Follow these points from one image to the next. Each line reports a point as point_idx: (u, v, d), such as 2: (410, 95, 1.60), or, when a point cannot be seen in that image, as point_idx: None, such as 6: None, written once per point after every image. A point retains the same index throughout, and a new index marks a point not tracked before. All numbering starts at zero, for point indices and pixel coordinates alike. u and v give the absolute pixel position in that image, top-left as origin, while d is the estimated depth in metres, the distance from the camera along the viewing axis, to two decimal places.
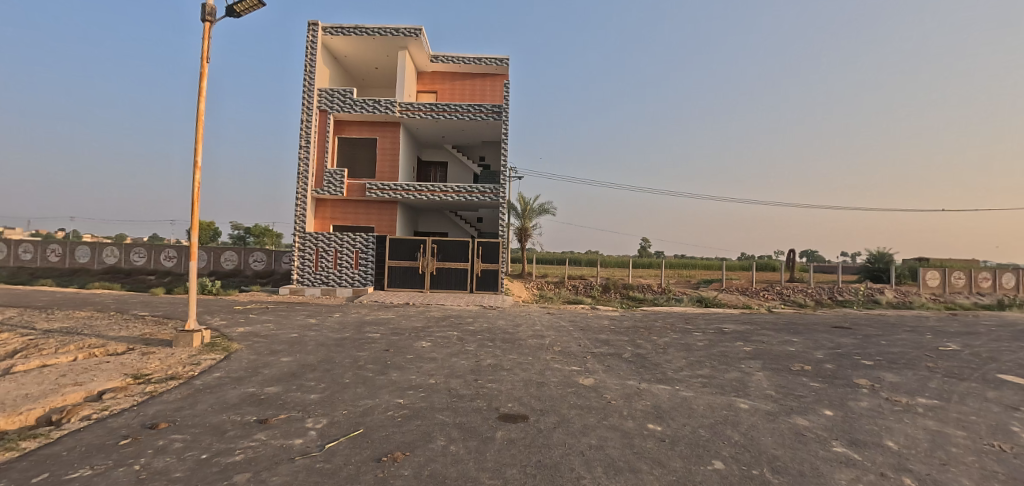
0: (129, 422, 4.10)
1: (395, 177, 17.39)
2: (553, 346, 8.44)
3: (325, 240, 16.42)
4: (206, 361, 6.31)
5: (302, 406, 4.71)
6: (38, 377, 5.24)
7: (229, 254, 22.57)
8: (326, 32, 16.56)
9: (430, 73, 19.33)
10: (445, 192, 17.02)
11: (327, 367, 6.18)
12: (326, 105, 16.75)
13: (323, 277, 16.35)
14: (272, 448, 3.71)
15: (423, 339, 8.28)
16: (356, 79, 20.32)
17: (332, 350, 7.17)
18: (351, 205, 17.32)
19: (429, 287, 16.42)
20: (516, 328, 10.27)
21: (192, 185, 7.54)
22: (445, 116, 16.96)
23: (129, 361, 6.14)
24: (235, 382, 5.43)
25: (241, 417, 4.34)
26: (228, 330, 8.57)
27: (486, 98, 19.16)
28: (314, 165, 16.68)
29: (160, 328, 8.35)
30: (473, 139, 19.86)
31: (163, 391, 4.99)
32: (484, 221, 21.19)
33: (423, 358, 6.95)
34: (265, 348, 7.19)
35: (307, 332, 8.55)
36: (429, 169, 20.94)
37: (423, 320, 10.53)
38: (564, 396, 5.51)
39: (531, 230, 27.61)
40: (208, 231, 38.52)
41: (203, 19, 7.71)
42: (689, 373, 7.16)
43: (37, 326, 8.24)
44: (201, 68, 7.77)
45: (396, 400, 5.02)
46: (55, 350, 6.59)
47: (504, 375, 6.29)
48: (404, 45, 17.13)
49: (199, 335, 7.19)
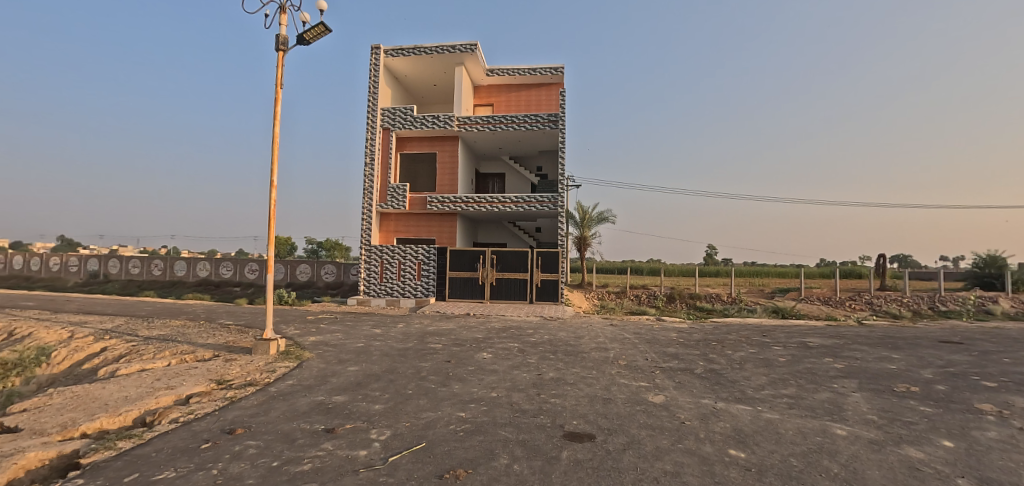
0: (210, 426, 4.33)
1: (454, 189, 17.76)
2: (618, 360, 7.97)
3: (390, 252, 17.06)
4: (280, 368, 6.63)
5: (367, 416, 4.74)
6: (137, 379, 5.75)
7: (304, 266, 24.17)
8: (388, 54, 17.42)
9: (486, 86, 19.60)
10: (503, 203, 17.14)
11: (391, 377, 6.24)
12: (389, 123, 17.51)
13: (388, 288, 16.94)
14: (338, 459, 3.74)
15: (484, 350, 8.17)
16: (417, 96, 21.13)
17: (396, 360, 7.26)
18: (413, 218, 17.89)
19: (489, 298, 16.44)
20: (578, 340, 9.87)
21: (269, 203, 8.05)
22: (502, 127, 17.07)
23: (214, 367, 6.59)
24: (306, 390, 5.62)
25: (309, 425, 4.44)
26: (302, 339, 9.02)
27: (541, 107, 19.16)
28: (378, 181, 17.45)
29: (242, 337, 8.96)
30: (530, 149, 19.86)
31: (242, 397, 5.26)
32: (543, 231, 21.10)
33: (485, 370, 6.84)
34: (334, 357, 7.45)
35: (372, 342, 8.78)
36: (487, 181, 21.27)
37: (484, 330, 10.49)
38: (632, 414, 5.11)
39: (589, 239, 27.01)
40: (285, 246, 41.69)
41: (278, 48, 8.30)
42: (772, 392, 6.42)
43: (139, 333, 9.15)
44: (277, 93, 8.35)
45: (459, 413, 4.93)
46: (153, 356, 7.24)
47: (569, 390, 6.00)
48: (460, 61, 17.56)
49: (275, 343, 7.60)
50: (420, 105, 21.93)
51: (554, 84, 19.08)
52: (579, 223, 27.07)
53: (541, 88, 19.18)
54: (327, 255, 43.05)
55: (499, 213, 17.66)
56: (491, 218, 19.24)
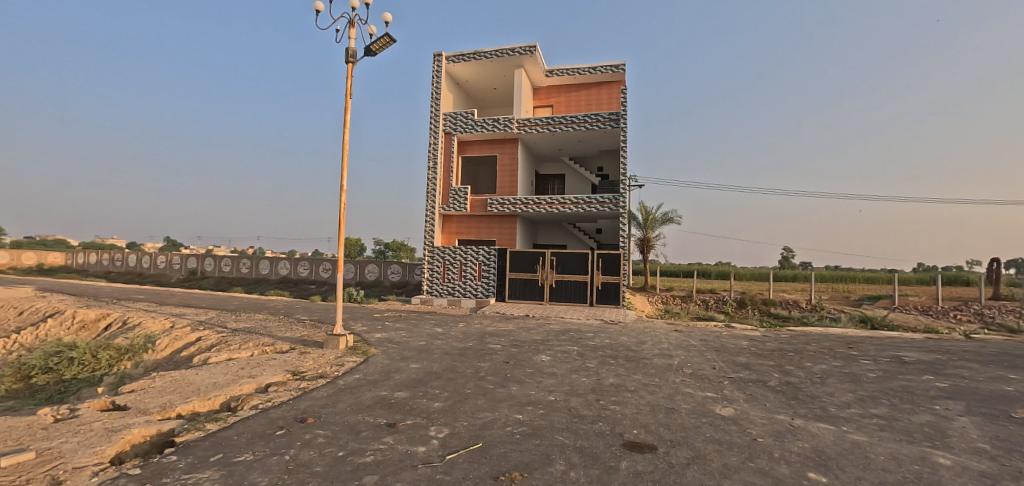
0: (285, 414, 4.66)
1: (514, 191, 17.89)
2: (683, 368, 7.53)
3: (452, 253, 17.53)
4: (348, 363, 7.01)
5: (427, 413, 4.86)
6: (225, 367, 6.36)
7: (372, 266, 25.55)
8: (449, 61, 17.95)
9: (545, 88, 19.55)
10: (563, 204, 16.96)
11: (450, 376, 6.37)
12: (451, 128, 18.02)
13: (450, 288, 17.42)
14: (398, 453, 3.85)
15: (543, 353, 8.09)
16: (477, 101, 21.56)
17: (456, 359, 7.40)
18: (475, 220, 18.25)
19: (549, 300, 16.34)
20: (640, 345, 9.47)
21: (339, 206, 8.57)
22: (562, 128, 16.93)
23: (290, 359, 7.12)
24: (371, 384, 5.89)
25: (373, 418, 4.63)
26: (369, 335, 9.51)
27: (602, 106, 18.74)
28: (441, 184, 18.01)
29: (315, 331, 9.62)
30: (590, 149, 19.51)
31: (314, 388, 5.62)
32: (604, 232, 20.62)
33: (543, 373, 6.77)
34: (398, 354, 7.75)
35: (434, 340, 9.04)
36: (547, 182, 21.20)
37: (543, 332, 10.42)
38: (697, 426, 4.78)
39: (653, 240, 25.97)
40: (356, 247, 44.47)
41: (347, 61, 8.83)
42: (863, 411, 5.72)
43: (229, 325, 10.14)
44: (346, 103, 8.88)
45: (516, 415, 4.91)
46: (239, 347, 7.97)
47: (629, 397, 5.76)
48: (519, 64, 17.66)
49: (344, 338, 8.06)
50: (480, 108, 22.36)
51: (615, 82, 18.58)
52: (641, 224, 26.13)
53: (602, 86, 18.77)
54: (393, 256, 45.29)
55: (559, 214, 17.51)
56: (551, 219, 19.13)
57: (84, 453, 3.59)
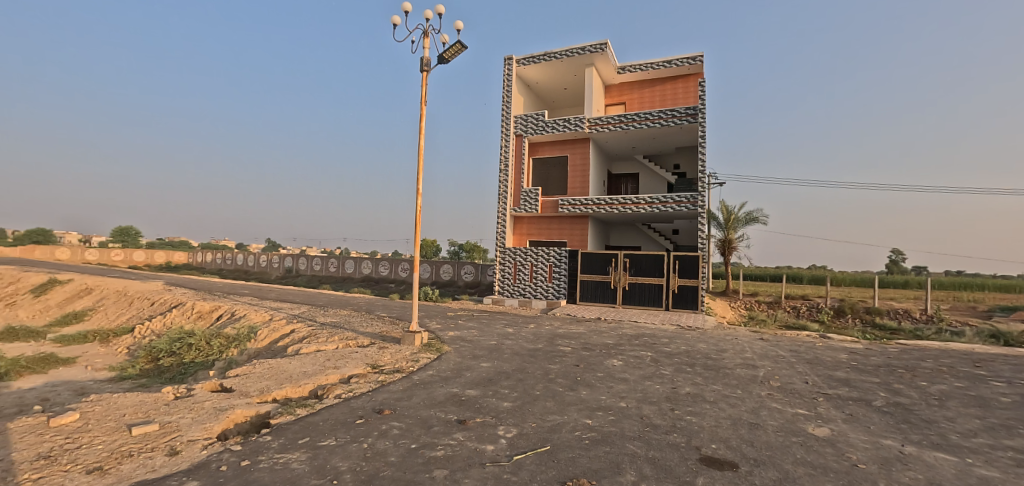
0: (365, 404, 4.96)
1: (585, 192, 17.59)
2: (772, 380, 6.85)
3: (523, 254, 17.66)
4: (423, 359, 7.32)
5: (496, 412, 4.91)
6: (315, 358, 6.95)
7: (446, 266, 26.58)
8: (520, 64, 18.14)
9: (617, 85, 19.02)
10: (637, 204, 16.32)
11: (520, 376, 6.38)
12: (521, 130, 18.17)
13: (521, 289, 17.54)
14: (467, 450, 3.92)
15: (614, 357, 7.83)
16: (548, 102, 21.54)
17: (526, 360, 7.41)
18: (546, 221, 18.23)
19: (621, 303, 15.82)
20: (720, 353, 8.79)
21: (415, 209, 9.00)
22: (635, 126, 16.31)
23: (371, 353, 7.59)
24: (443, 380, 6.09)
25: (445, 414, 4.77)
26: (442, 333, 9.87)
27: (678, 101, 17.73)
28: (512, 186, 18.22)
29: (393, 327, 10.19)
30: (666, 147, 18.57)
31: (391, 381, 5.94)
32: (681, 233, 19.52)
33: (614, 378, 6.54)
34: (469, 352, 7.95)
35: (504, 340, 9.14)
36: (619, 181, 20.58)
37: (614, 336, 10.09)
38: (788, 446, 4.31)
39: (735, 241, 24.09)
40: (432, 248, 46.59)
41: (422, 70, 9.25)
42: (1005, 443, 4.78)
43: (319, 320, 11.08)
44: (421, 110, 9.31)
45: (585, 420, 4.78)
46: (327, 340, 8.67)
47: (708, 409, 5.35)
48: (590, 62, 17.35)
49: (419, 335, 8.42)
50: (551, 109, 22.32)
51: (692, 75, 17.48)
52: (722, 224, 24.36)
53: (677, 80, 17.77)
54: (467, 256, 46.77)
55: (632, 214, 16.90)
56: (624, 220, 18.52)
57: (196, 428, 4.12)
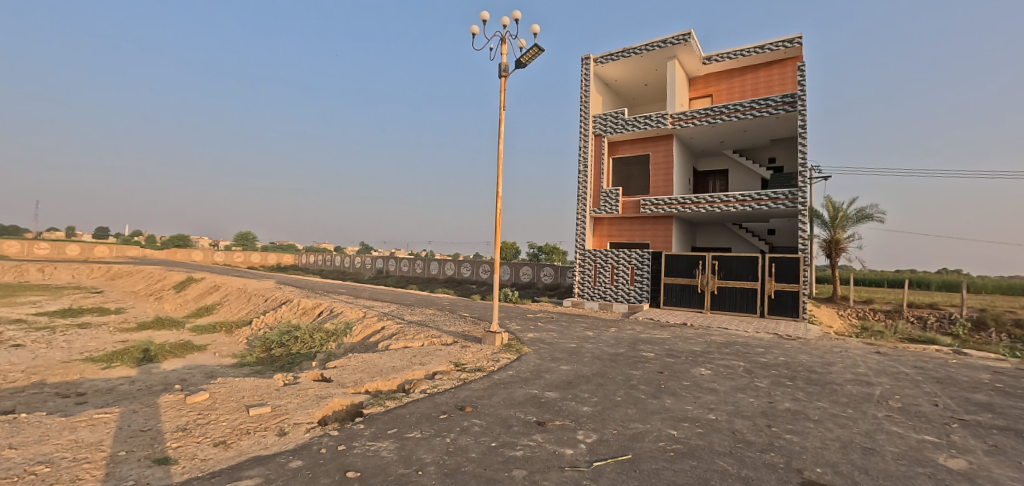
0: (447, 401, 5.15)
1: (669, 191, 16.74)
2: (894, 401, 5.92)
3: (603, 256, 17.26)
4: (503, 359, 7.43)
5: (575, 416, 4.81)
6: (403, 354, 7.37)
7: (526, 268, 26.90)
8: (598, 62, 17.81)
9: (703, 77, 17.89)
10: (726, 202, 15.20)
11: (600, 381, 6.21)
12: (600, 129, 17.82)
13: (601, 291, 17.17)
14: (546, 452, 3.89)
15: (702, 366, 7.31)
16: (627, 99, 20.89)
17: (606, 365, 7.21)
18: (627, 222, 17.65)
19: (710, 308, 14.78)
20: (828, 367, 7.81)
21: (496, 212, 9.20)
22: (723, 119, 15.19)
23: (454, 351, 7.88)
24: (522, 381, 6.12)
25: (524, 415, 4.79)
26: (522, 334, 9.96)
27: (773, 89, 16.03)
28: (591, 187, 17.91)
29: (475, 327, 10.49)
30: (759, 139, 17.03)
31: (472, 380, 6.11)
32: (778, 233, 17.77)
33: (702, 388, 6.10)
34: (549, 354, 7.91)
35: (584, 344, 8.98)
36: (707, 178, 19.28)
37: (702, 343, 9.43)
38: (918, 478, 3.67)
39: (844, 242, 21.35)
40: (511, 250, 47.37)
41: (501, 76, 9.43)
42: None
43: (407, 318, 11.79)
44: (500, 115, 9.50)
45: (670, 430, 4.51)
46: (414, 337, 9.16)
47: (814, 428, 4.76)
48: (672, 55, 16.51)
49: (499, 336, 8.57)
50: (630, 107, 21.61)
51: (790, 59, 15.81)
52: (827, 223, 21.75)
53: (772, 66, 16.16)
54: (546, 258, 46.89)
55: (721, 214, 15.76)
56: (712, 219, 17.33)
57: (301, 413, 4.56)
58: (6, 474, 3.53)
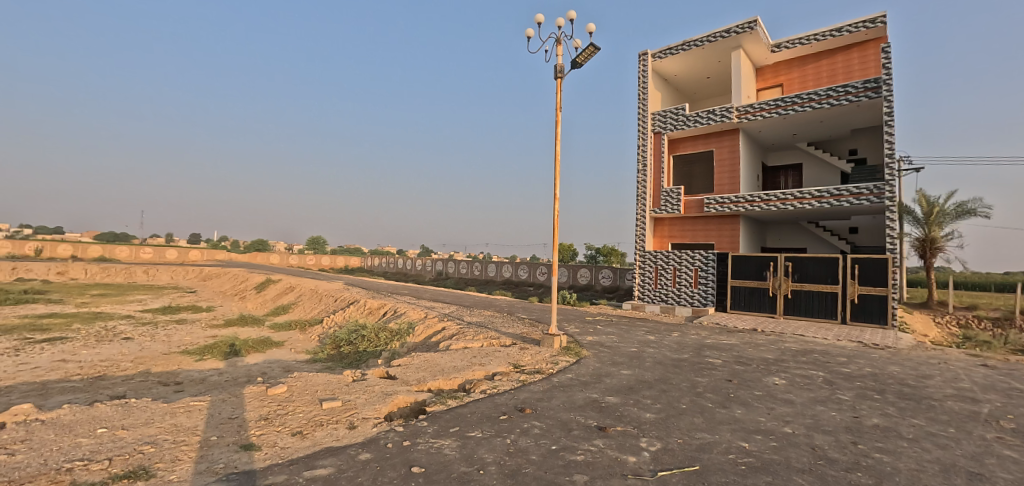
0: (507, 401, 5.17)
1: (735, 188, 15.84)
2: (1012, 421, 5.16)
3: (665, 257, 16.66)
4: (562, 362, 7.36)
5: (637, 422, 4.65)
6: (463, 354, 7.52)
7: (584, 270, 26.58)
8: (656, 58, 17.28)
9: (772, 66, 16.79)
10: (801, 199, 14.13)
11: (663, 387, 5.96)
12: (660, 127, 17.26)
13: (662, 294, 16.60)
14: (608, 458, 3.78)
15: (776, 375, 6.80)
16: (688, 94, 20.05)
17: (669, 370, 6.91)
18: (690, 222, 16.92)
19: (783, 313, 13.77)
20: (926, 381, 6.98)
21: (553, 214, 9.15)
22: (796, 109, 14.14)
23: (513, 353, 7.92)
24: (582, 385, 6.02)
25: (584, 419, 4.70)
26: (580, 337, 9.82)
27: (853, 74, 14.69)
28: (651, 186, 17.36)
29: (533, 329, 10.49)
30: (839, 129, 15.64)
31: (532, 382, 6.09)
32: (862, 232, 16.22)
33: (776, 398, 5.67)
34: (609, 358, 7.73)
35: (645, 348, 8.68)
36: (778, 174, 18.00)
37: (775, 350, 8.79)
38: None
39: (942, 241, 19.06)
40: (568, 252, 46.92)
41: (556, 77, 9.40)
42: None
43: (466, 319, 12.03)
44: (556, 116, 9.46)
45: (741, 442, 4.22)
46: (474, 338, 9.32)
47: (912, 448, 4.25)
48: (737, 44, 15.64)
49: (558, 338, 8.50)
50: (691, 102, 20.71)
51: (873, 40, 14.39)
52: (919, 220, 19.55)
53: (851, 50, 14.82)
54: (604, 260, 46.00)
55: (794, 211, 14.65)
56: (785, 218, 16.15)
57: (369, 408, 4.78)
58: (121, 451, 3.99)
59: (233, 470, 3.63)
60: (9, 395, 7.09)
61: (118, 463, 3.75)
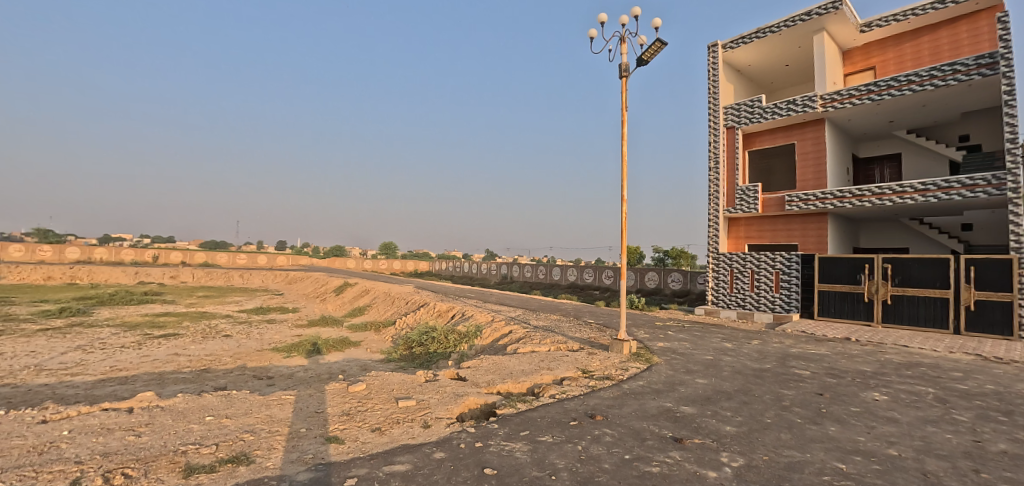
0: (577, 407, 5.10)
1: (820, 183, 14.54)
2: None
3: (741, 260, 15.66)
4: (632, 368, 7.14)
5: (717, 436, 4.38)
6: (531, 358, 7.54)
7: (652, 274, 25.73)
8: (727, 48, 16.37)
9: (862, 48, 15.27)
10: (900, 193, 12.66)
11: (744, 399, 5.58)
12: (733, 121, 16.31)
13: (739, 299, 15.59)
14: (686, 472, 3.59)
15: (876, 390, 6.11)
16: (764, 84, 18.75)
17: (750, 381, 6.46)
18: (769, 222, 15.83)
19: (881, 321, 12.41)
20: None
21: (621, 216, 8.93)
22: (892, 94, 12.71)
23: (581, 357, 7.81)
24: (655, 393, 5.79)
25: (658, 429, 4.51)
26: (651, 343, 9.48)
27: (961, 51, 12.93)
28: (725, 185, 16.46)
29: (601, 334, 10.29)
30: (946, 114, 13.86)
31: (602, 388, 5.97)
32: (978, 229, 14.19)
33: (878, 416, 5.10)
34: (682, 366, 7.38)
35: (722, 356, 8.19)
36: (873, 166, 16.35)
37: (874, 362, 7.91)
38: None
39: None
40: (634, 255, 45.47)
41: (622, 76, 9.19)
42: None
43: (532, 323, 12.08)
44: (622, 116, 9.25)
45: (836, 463, 3.83)
46: (541, 342, 9.33)
47: None
48: (819, 27, 14.41)
49: (627, 344, 8.26)
50: (768, 93, 19.34)
51: (987, 9, 12.57)
52: None
53: (959, 23, 13.06)
54: (673, 263, 44.06)
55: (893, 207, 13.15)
56: (881, 215, 14.56)
57: (441, 408, 4.92)
58: (225, 438, 4.43)
59: (321, 460, 3.89)
60: (135, 383, 8.16)
61: (223, 448, 4.16)
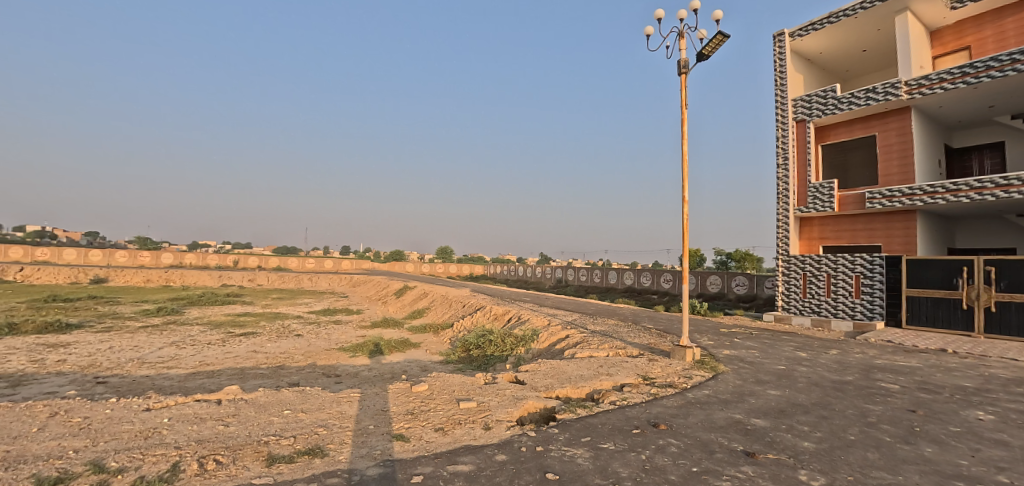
0: (640, 415, 4.98)
1: (907, 178, 13.23)
2: None
3: (814, 263, 14.61)
4: (696, 376, 6.87)
5: (793, 452, 4.11)
6: (590, 363, 7.47)
7: (714, 277, 24.63)
8: (795, 37, 15.39)
9: (956, 26, 13.73)
10: (1005, 187, 11.24)
11: (823, 413, 5.19)
12: (804, 114, 15.29)
13: (812, 305, 14.53)
14: None
15: (982, 409, 5.45)
16: (838, 72, 17.38)
17: (830, 394, 6.00)
18: (848, 221, 14.64)
19: (983, 331, 11.09)
20: None
21: (682, 218, 8.63)
22: (991, 76, 11.33)
23: (641, 364, 7.62)
24: (722, 403, 5.53)
25: (728, 442, 4.31)
26: (716, 350, 9.06)
27: None
28: (795, 182, 15.43)
29: (661, 340, 9.99)
30: None
31: (665, 396, 5.79)
32: None
33: (984, 438, 4.55)
34: (751, 376, 7.00)
35: (796, 367, 7.67)
36: (970, 156, 14.63)
37: (978, 377, 7.06)
38: None
39: None
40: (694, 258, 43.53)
41: (680, 73, 8.91)
42: None
43: (589, 327, 11.95)
44: (681, 114, 8.95)
45: None
46: (599, 347, 9.21)
47: None
48: (902, 7, 13.17)
49: (690, 351, 7.95)
50: (843, 81, 17.89)
51: None
52: None
53: None
54: (737, 266, 41.70)
55: (997, 202, 11.75)
56: (982, 211, 12.99)
57: (502, 411, 5.00)
58: (302, 431, 4.76)
59: (388, 456, 4.08)
60: (221, 377, 8.96)
61: (301, 440, 4.48)
